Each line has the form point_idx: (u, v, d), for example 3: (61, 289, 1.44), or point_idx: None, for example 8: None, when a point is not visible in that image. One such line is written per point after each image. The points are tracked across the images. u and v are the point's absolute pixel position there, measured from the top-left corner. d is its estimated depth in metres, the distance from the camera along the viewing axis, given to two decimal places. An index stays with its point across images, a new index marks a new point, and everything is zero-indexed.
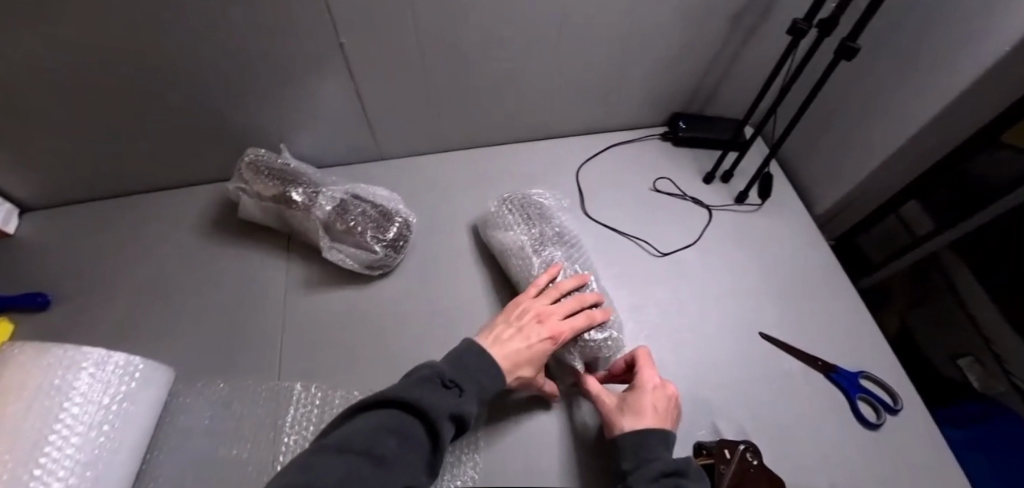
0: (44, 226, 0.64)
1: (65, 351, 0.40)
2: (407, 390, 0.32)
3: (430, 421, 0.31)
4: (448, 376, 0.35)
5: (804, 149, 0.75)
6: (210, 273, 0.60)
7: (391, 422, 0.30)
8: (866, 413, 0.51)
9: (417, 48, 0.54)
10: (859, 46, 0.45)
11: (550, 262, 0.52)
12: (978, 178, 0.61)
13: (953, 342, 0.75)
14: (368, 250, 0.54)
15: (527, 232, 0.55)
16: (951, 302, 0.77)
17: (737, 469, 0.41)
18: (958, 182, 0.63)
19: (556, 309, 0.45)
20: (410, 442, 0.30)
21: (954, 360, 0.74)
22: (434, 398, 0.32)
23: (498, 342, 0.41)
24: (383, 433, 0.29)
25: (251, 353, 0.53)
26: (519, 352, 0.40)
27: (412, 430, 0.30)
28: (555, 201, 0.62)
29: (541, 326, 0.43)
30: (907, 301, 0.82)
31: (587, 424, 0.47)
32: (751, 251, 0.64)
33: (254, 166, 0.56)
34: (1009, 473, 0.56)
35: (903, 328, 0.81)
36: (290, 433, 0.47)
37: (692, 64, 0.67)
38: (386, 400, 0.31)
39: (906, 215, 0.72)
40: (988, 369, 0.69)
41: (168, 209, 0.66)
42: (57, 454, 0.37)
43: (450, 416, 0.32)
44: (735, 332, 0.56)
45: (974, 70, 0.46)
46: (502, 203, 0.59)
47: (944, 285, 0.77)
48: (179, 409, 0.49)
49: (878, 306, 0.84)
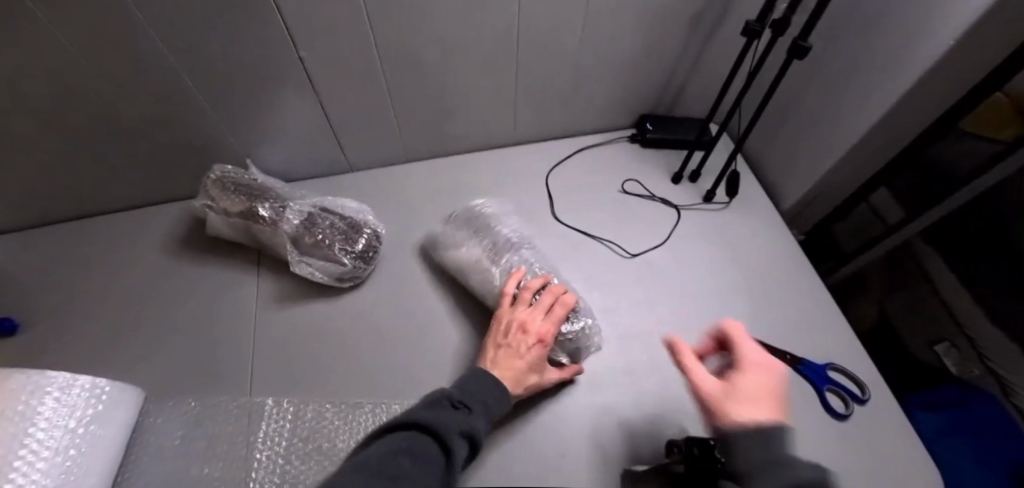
0: (7, 251, 0.63)
1: (28, 376, 0.39)
2: (418, 414, 0.30)
3: (443, 439, 0.29)
4: (456, 397, 0.34)
5: (768, 146, 0.77)
6: (180, 292, 0.59)
7: (405, 442, 0.27)
8: (835, 404, 0.52)
9: (379, 58, 0.55)
10: (811, 45, 0.46)
11: (510, 269, 0.52)
12: (944, 160, 0.60)
13: (928, 331, 0.74)
14: (337, 262, 0.54)
15: (480, 244, 0.56)
16: (927, 289, 0.74)
17: None
18: (925, 166, 0.63)
19: (534, 312, 0.46)
20: (426, 460, 0.27)
21: (931, 345, 0.73)
22: (444, 418, 0.31)
23: (498, 366, 0.41)
24: (398, 452, 0.26)
25: (222, 371, 0.53)
26: (519, 366, 0.42)
27: (427, 449, 0.28)
28: (500, 207, 0.63)
29: (527, 335, 0.44)
30: (883, 286, 0.80)
31: (560, 430, 0.47)
32: (718, 249, 0.66)
33: (220, 183, 0.56)
34: (987, 456, 0.57)
35: (881, 315, 0.80)
36: (262, 449, 0.46)
37: (654, 67, 0.68)
38: (399, 424, 0.29)
39: (875, 202, 0.73)
40: (964, 354, 0.68)
41: (137, 229, 0.66)
42: (23, 479, 0.36)
43: (461, 435, 0.31)
44: (703, 329, 0.57)
45: (916, 66, 0.48)
46: (448, 224, 0.60)
47: (920, 274, 0.74)
48: (149, 431, 0.48)
49: (852, 294, 0.84)
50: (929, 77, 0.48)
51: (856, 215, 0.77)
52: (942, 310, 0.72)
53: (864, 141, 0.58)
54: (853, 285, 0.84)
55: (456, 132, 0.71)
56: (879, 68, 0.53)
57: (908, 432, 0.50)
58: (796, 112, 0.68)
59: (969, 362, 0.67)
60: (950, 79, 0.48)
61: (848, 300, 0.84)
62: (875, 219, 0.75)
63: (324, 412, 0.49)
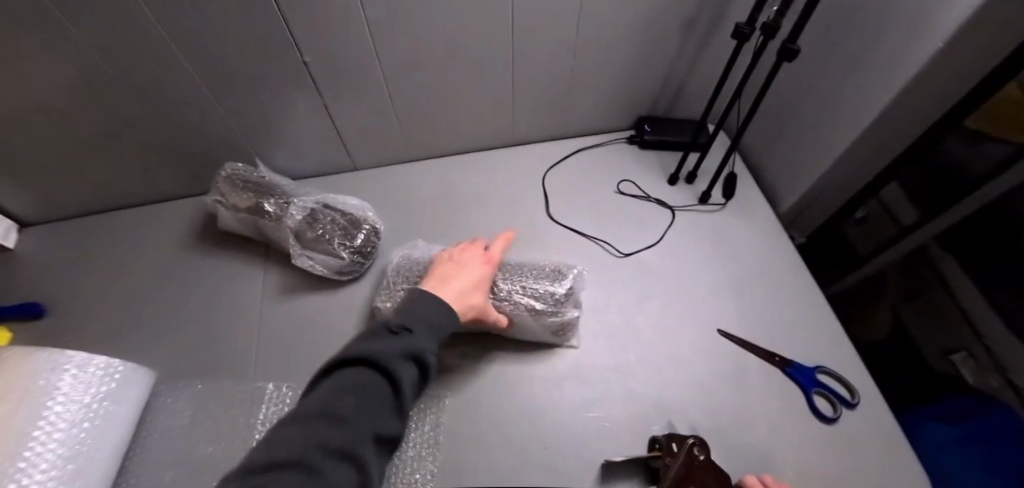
0: (41, 241, 0.68)
1: (49, 355, 0.43)
2: (363, 347, 0.30)
3: (383, 369, 0.29)
4: (397, 322, 0.33)
5: (767, 148, 0.76)
6: (192, 281, 0.63)
7: (343, 384, 0.27)
8: (823, 408, 0.53)
9: (378, 62, 0.57)
10: (798, 48, 0.46)
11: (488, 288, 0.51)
12: (958, 162, 0.62)
13: (943, 338, 0.77)
14: (336, 256, 0.56)
15: None
16: (941, 292, 0.78)
17: (683, 463, 0.41)
18: (934, 169, 0.64)
19: (474, 249, 0.51)
20: (363, 399, 0.27)
21: (948, 355, 0.75)
22: (382, 348, 0.30)
23: (441, 287, 0.43)
24: (336, 395, 0.26)
25: (228, 356, 0.56)
26: (464, 286, 0.44)
27: (367, 381, 0.28)
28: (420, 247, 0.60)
29: (469, 264, 0.48)
30: (897, 292, 0.83)
31: (541, 422, 0.50)
32: (713, 251, 0.66)
33: (231, 180, 0.59)
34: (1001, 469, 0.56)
35: (896, 321, 0.83)
36: (261, 430, 0.50)
37: (649, 69, 0.69)
38: (341, 361, 0.29)
39: (888, 201, 0.72)
40: (981, 364, 0.71)
41: (155, 222, 0.70)
42: (40, 448, 0.39)
43: (404, 356, 0.31)
44: (693, 329, 0.58)
45: (904, 68, 0.48)
46: (389, 295, 0.54)
47: (934, 277, 0.79)
48: (160, 410, 0.52)
49: (867, 299, 0.85)
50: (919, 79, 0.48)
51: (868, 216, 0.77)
52: (959, 315, 0.76)
53: (859, 144, 0.58)
54: (869, 292, 0.85)
55: (454, 133, 0.73)
56: (872, 70, 0.52)
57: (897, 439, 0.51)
58: (794, 113, 0.68)
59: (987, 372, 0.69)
60: (939, 84, 0.48)
61: (863, 305, 0.85)
62: (886, 218, 0.75)
63: None
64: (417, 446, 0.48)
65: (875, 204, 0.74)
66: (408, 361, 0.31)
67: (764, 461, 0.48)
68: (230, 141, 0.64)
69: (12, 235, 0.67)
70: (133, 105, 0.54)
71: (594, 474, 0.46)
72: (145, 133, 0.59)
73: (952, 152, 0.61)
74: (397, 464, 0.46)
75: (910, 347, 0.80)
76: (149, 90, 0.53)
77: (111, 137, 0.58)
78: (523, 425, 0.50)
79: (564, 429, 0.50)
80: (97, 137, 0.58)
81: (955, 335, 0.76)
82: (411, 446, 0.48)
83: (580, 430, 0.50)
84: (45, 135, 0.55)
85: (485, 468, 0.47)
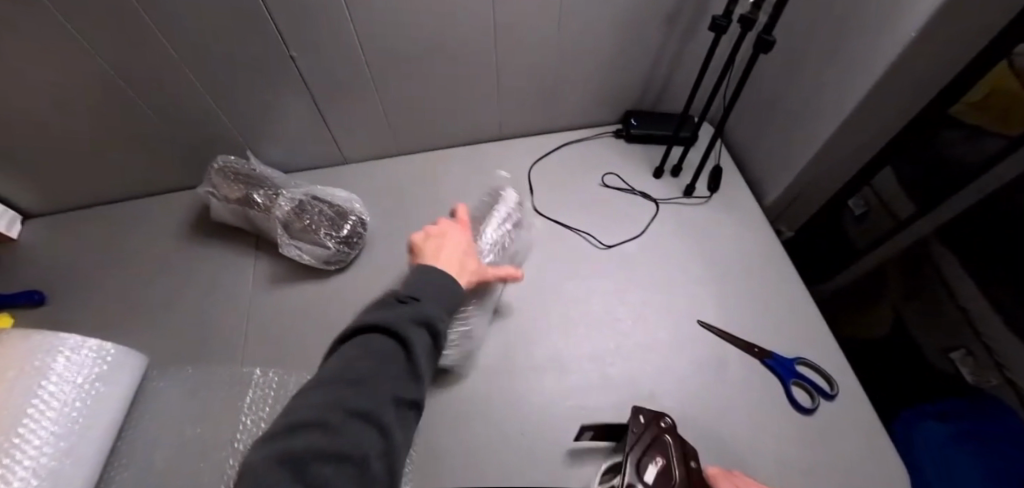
0: (43, 232, 0.70)
1: (45, 337, 0.45)
2: (376, 316, 0.31)
3: (398, 334, 0.30)
4: (404, 293, 0.34)
5: (755, 142, 0.76)
6: (185, 271, 0.65)
7: (361, 348, 0.28)
8: (801, 399, 0.53)
9: (364, 58, 0.58)
10: (773, 39, 0.47)
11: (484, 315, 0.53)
12: (952, 152, 0.60)
13: (942, 337, 0.72)
14: (323, 246, 0.58)
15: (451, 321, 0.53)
16: (944, 294, 0.72)
17: (647, 434, 0.42)
18: (927, 157, 0.62)
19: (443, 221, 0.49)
20: (382, 358, 0.28)
21: (948, 353, 0.71)
22: (396, 314, 0.31)
23: (440, 260, 0.43)
24: (355, 359, 0.28)
25: (219, 342, 0.58)
26: (459, 257, 0.45)
27: (382, 345, 0.29)
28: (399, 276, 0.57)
29: (450, 236, 0.47)
30: (900, 292, 0.78)
31: (520, 408, 0.51)
32: (695, 244, 0.67)
33: (224, 172, 0.61)
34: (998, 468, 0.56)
35: (897, 322, 0.79)
36: (248, 414, 0.52)
37: (635, 64, 0.69)
38: (358, 329, 0.30)
39: (885, 195, 0.71)
40: (980, 361, 0.65)
41: (151, 213, 0.72)
42: (34, 425, 0.41)
43: (416, 322, 0.32)
44: (671, 319, 0.60)
45: (881, 62, 0.48)
46: None
47: (937, 278, 0.72)
48: (152, 394, 0.54)
49: (866, 297, 0.82)
50: (894, 71, 0.48)
51: (865, 209, 0.76)
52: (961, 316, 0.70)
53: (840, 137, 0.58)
54: (868, 290, 0.82)
55: (443, 128, 0.74)
56: (853, 63, 0.52)
57: (873, 430, 0.51)
58: (780, 107, 0.68)
59: (984, 371, 0.64)
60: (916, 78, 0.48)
61: (862, 303, 0.83)
62: (883, 211, 0.73)
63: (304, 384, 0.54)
64: None
65: (872, 197, 0.73)
66: (421, 328, 0.32)
67: (734, 448, 0.49)
68: (223, 135, 0.66)
69: (15, 227, 0.70)
70: (128, 100, 0.56)
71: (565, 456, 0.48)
72: (140, 129, 0.61)
73: (947, 147, 0.60)
74: None
75: (912, 348, 0.76)
76: (143, 85, 0.54)
77: (108, 131, 0.60)
78: (500, 409, 0.51)
79: (540, 414, 0.51)
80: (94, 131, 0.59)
81: (954, 335, 0.70)
82: None
83: (555, 416, 0.51)
84: (45, 129, 0.57)
85: (462, 451, 0.48)
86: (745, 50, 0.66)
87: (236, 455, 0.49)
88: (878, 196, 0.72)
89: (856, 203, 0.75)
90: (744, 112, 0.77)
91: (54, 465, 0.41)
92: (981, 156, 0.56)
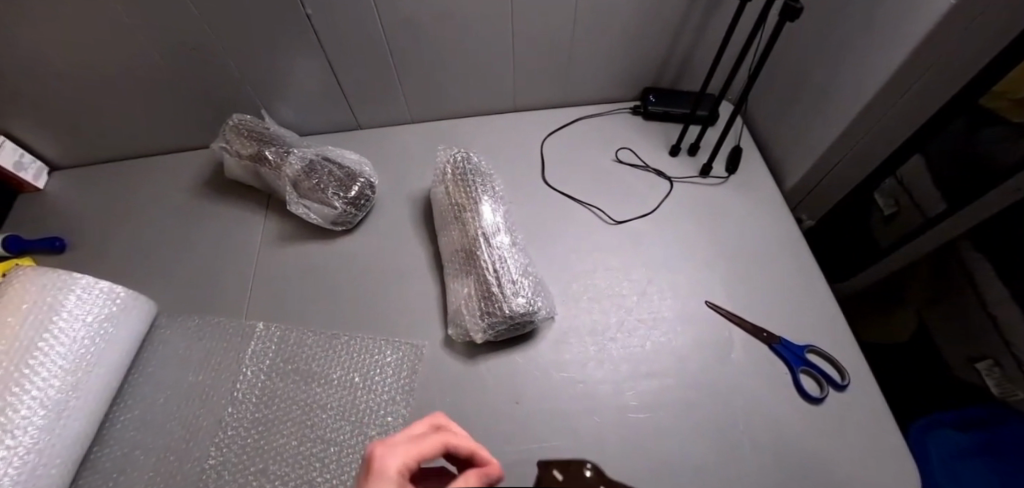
0: (68, 183, 0.73)
1: (58, 275, 0.47)
2: None
3: None
4: None
5: (782, 124, 0.72)
6: (197, 225, 0.66)
7: None
8: (810, 388, 0.51)
9: (378, 18, 0.56)
10: (801, 7, 0.44)
11: (512, 283, 0.50)
12: (987, 155, 0.54)
13: (968, 345, 0.69)
14: (330, 206, 0.59)
15: (501, 293, 0.49)
16: (973, 301, 0.68)
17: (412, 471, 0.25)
18: (967, 160, 0.57)
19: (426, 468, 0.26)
20: None
21: (973, 363, 0.68)
22: None
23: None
24: None
25: (226, 295, 0.59)
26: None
27: None
28: (434, 296, 0.57)
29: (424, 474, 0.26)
30: (925, 297, 0.75)
31: (515, 375, 0.51)
32: (709, 225, 0.65)
33: (237, 129, 0.62)
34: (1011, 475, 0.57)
35: (920, 324, 0.76)
36: (248, 365, 0.53)
37: (658, 36, 0.66)
38: None
39: (916, 193, 0.65)
40: (1007, 373, 0.62)
41: (168, 169, 0.73)
42: (44, 358, 0.43)
43: None
44: (680, 298, 0.58)
45: (914, 39, 0.45)
46: (487, 331, 0.48)
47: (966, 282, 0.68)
48: (160, 341, 0.56)
49: (890, 300, 0.78)
50: (928, 50, 0.45)
51: (895, 209, 0.70)
52: (991, 326, 0.66)
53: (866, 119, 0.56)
54: (890, 289, 0.77)
55: (456, 97, 0.73)
56: (885, 43, 0.50)
57: (887, 426, 0.48)
58: (808, 88, 0.65)
59: (1011, 385, 0.61)
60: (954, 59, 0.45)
61: (885, 308, 0.79)
62: (913, 210, 0.67)
63: (305, 339, 0.55)
64: (391, 390, 0.50)
65: (903, 195, 0.68)
66: None
67: (732, 427, 0.48)
68: (236, 93, 0.66)
69: (42, 177, 0.72)
70: (144, 53, 0.56)
71: (559, 425, 0.47)
72: (156, 83, 0.62)
73: (981, 149, 0.54)
74: (374, 403, 0.50)
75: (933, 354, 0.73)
76: (154, 36, 0.54)
77: (125, 84, 0.61)
78: (490, 375, 0.51)
79: (535, 383, 0.50)
80: (110, 83, 0.60)
81: (979, 343, 0.67)
82: (388, 389, 0.50)
83: (551, 386, 0.50)
84: (66, 79, 0.58)
85: (455, 410, 0.48)
86: (771, 26, 0.63)
87: (234, 403, 0.50)
88: (908, 194, 0.67)
89: (884, 200, 0.70)
90: (772, 92, 0.73)
91: (60, 398, 0.43)
92: (1012, 158, 0.51)
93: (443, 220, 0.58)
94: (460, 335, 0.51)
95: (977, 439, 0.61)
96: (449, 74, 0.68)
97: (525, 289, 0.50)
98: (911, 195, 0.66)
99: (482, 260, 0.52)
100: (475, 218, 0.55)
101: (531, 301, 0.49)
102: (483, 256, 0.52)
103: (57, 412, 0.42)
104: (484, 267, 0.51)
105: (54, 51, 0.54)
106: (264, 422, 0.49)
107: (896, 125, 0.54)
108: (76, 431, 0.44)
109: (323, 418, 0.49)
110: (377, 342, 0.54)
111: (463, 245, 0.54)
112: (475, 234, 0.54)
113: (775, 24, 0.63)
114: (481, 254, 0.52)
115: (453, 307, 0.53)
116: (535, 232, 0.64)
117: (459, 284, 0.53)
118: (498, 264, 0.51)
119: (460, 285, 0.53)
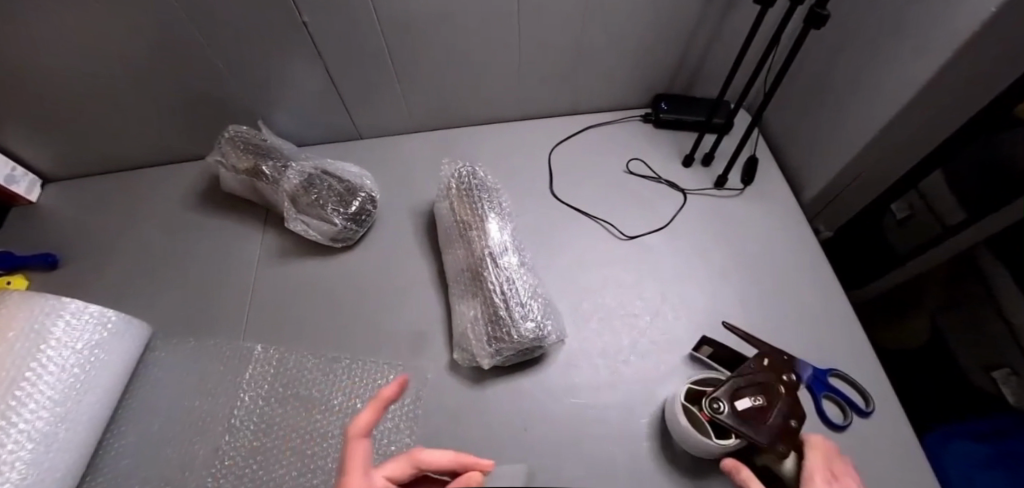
0: (61, 195, 0.71)
1: (46, 300, 0.44)
2: None
3: None
4: None
5: (800, 132, 0.70)
6: (193, 241, 0.64)
7: None
8: (833, 414, 0.49)
9: (379, 25, 0.54)
10: (828, 13, 0.41)
11: (522, 307, 0.48)
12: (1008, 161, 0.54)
13: (984, 352, 0.67)
14: (330, 222, 0.57)
15: (508, 318, 0.46)
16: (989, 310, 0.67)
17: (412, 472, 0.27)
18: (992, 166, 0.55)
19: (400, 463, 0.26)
20: None
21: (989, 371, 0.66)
22: None
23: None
24: None
25: (223, 316, 0.57)
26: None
27: None
28: (438, 316, 0.55)
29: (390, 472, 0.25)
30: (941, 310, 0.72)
31: (524, 402, 0.48)
32: (724, 239, 0.62)
33: (233, 141, 0.60)
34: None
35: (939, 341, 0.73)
36: (246, 391, 0.51)
37: (669, 42, 0.63)
38: None
39: (937, 202, 0.62)
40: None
41: (164, 182, 0.71)
42: (30, 389, 0.41)
43: None
44: (696, 317, 0.56)
45: (943, 48, 0.43)
46: (495, 356, 0.46)
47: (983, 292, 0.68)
48: (156, 363, 0.54)
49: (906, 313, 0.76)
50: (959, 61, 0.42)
51: (909, 213, 0.66)
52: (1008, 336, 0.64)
53: (888, 131, 0.53)
54: (909, 301, 0.75)
55: (460, 105, 0.71)
56: (909, 52, 0.47)
57: (917, 459, 0.46)
58: (826, 95, 0.62)
59: None
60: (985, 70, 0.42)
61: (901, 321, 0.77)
62: (930, 218, 0.64)
63: (303, 362, 0.52)
64: (394, 417, 0.48)
65: (919, 201, 0.64)
66: None
67: None
68: (233, 103, 0.63)
69: (35, 190, 0.70)
70: (134, 62, 0.54)
71: (572, 455, 0.45)
72: (150, 93, 0.59)
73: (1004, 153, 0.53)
74: (377, 430, 0.47)
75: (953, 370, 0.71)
76: (144, 46, 0.52)
77: (116, 94, 0.59)
78: (498, 401, 0.48)
79: (545, 410, 0.48)
80: (102, 93, 0.58)
81: (996, 352, 0.66)
82: (390, 416, 0.48)
83: (561, 413, 0.48)
84: (55, 91, 0.56)
85: (461, 440, 0.46)
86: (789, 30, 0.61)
87: (232, 431, 0.48)
88: (926, 201, 0.63)
89: (899, 206, 0.66)
90: (788, 99, 0.71)
91: (50, 429, 0.41)
92: None
93: (447, 238, 0.56)
94: (467, 360, 0.49)
95: (990, 447, 0.57)
96: (452, 81, 0.65)
97: (535, 311, 0.48)
98: (929, 202, 0.63)
99: (489, 281, 0.49)
100: (481, 236, 0.53)
101: (540, 324, 0.47)
102: (491, 277, 0.50)
103: (46, 445, 0.40)
104: (491, 288, 0.49)
105: (41, 61, 0.52)
106: (262, 451, 0.47)
107: (923, 136, 0.51)
108: (63, 464, 0.42)
109: (324, 446, 0.47)
110: (379, 365, 0.52)
111: (469, 265, 0.52)
112: (481, 254, 0.51)
113: (793, 29, 0.61)
114: (488, 274, 0.50)
115: (458, 330, 0.51)
116: (543, 247, 0.61)
117: (465, 304, 0.51)
118: (506, 285, 0.49)
119: (466, 306, 0.50)
